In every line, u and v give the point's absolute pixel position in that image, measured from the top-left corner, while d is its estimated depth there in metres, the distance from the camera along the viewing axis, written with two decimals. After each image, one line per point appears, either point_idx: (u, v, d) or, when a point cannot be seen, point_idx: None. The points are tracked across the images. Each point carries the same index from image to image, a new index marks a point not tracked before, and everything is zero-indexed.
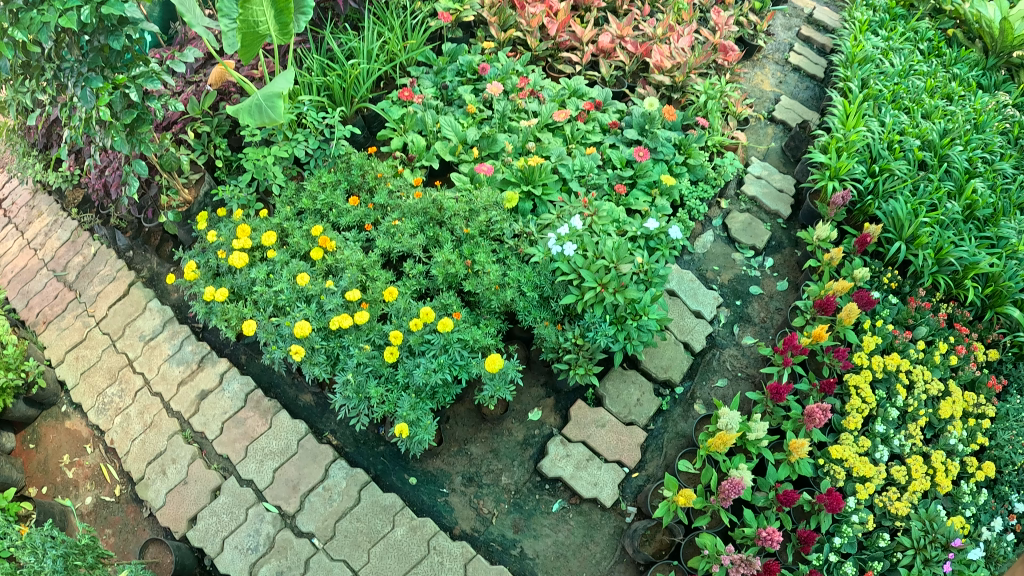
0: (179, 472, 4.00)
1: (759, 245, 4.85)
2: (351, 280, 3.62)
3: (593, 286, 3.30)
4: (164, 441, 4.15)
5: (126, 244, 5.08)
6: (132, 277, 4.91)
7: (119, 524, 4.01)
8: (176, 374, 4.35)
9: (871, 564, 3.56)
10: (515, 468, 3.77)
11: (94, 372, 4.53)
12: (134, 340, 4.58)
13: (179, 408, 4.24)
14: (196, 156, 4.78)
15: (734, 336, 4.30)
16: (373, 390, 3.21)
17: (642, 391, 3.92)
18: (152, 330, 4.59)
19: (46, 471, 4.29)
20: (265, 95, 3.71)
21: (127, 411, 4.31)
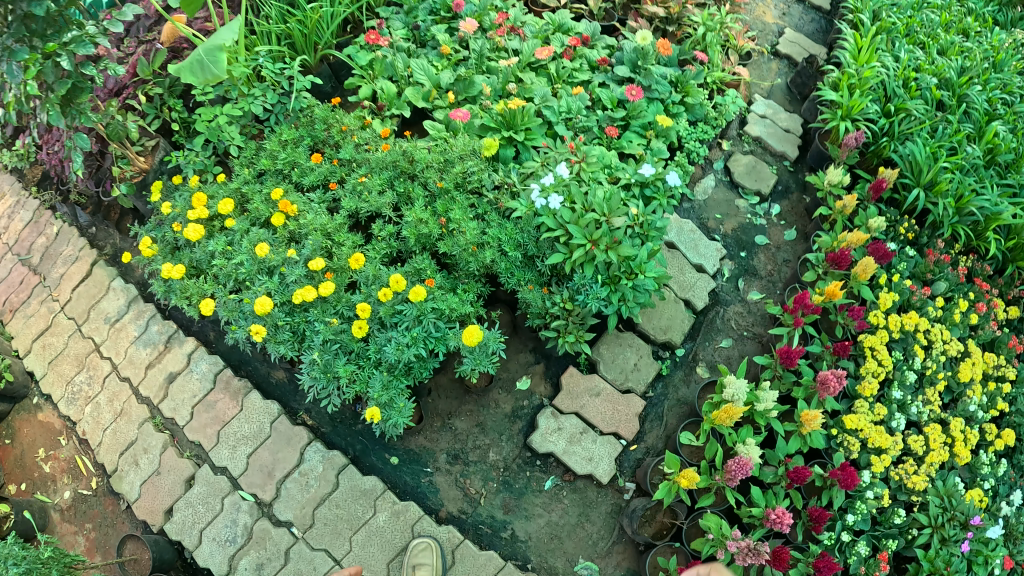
0: (152, 463, 3.71)
1: (764, 190, 4.47)
2: (313, 248, 3.20)
3: (582, 243, 2.93)
4: (135, 430, 3.84)
5: (88, 221, 4.65)
6: (95, 256, 4.48)
7: (99, 518, 3.80)
8: (144, 357, 4.00)
9: (886, 542, 3.37)
10: (504, 443, 3.42)
11: (62, 360, 4.21)
12: (99, 324, 4.21)
13: (149, 394, 3.91)
14: (149, 120, 4.37)
15: (741, 291, 3.95)
16: (340, 369, 2.87)
17: (639, 354, 3.55)
18: (118, 311, 4.21)
19: (23, 466, 4.06)
20: (206, 49, 3.32)
21: (96, 400, 4.01)
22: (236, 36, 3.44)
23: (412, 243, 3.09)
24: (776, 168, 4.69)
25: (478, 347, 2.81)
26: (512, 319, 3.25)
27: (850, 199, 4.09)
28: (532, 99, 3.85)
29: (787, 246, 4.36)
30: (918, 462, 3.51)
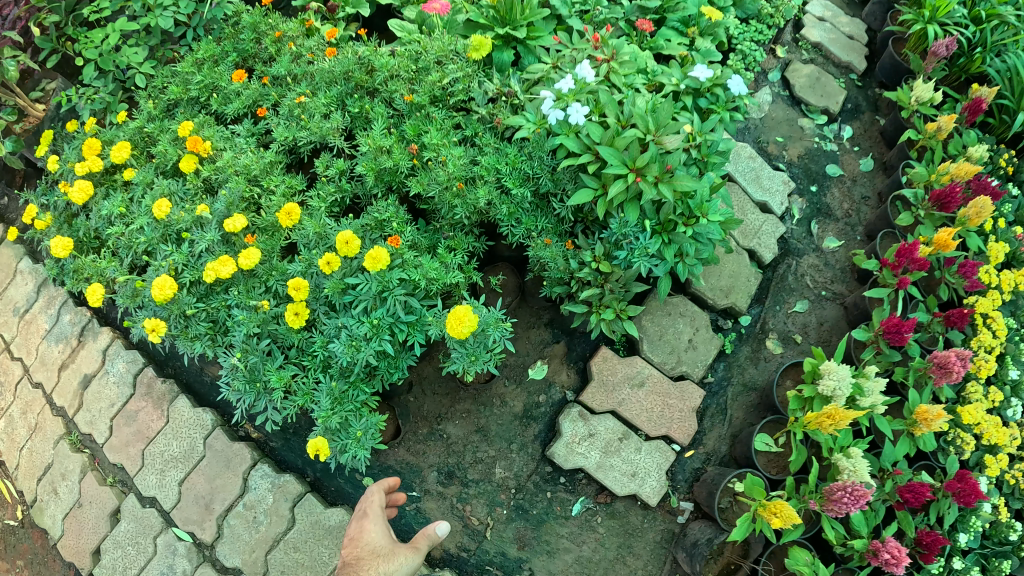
0: (72, 492, 2.88)
1: (833, 108, 3.55)
2: (228, 200, 2.24)
3: (622, 172, 1.94)
4: (51, 450, 2.99)
5: None
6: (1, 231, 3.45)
7: (30, 555, 2.92)
8: (56, 357, 3.07)
9: (997, 563, 2.52)
10: (515, 456, 2.35)
11: None
12: (7, 316, 3.23)
13: (63, 404, 3.00)
14: (42, 55, 3.38)
15: (813, 237, 3.03)
16: (272, 375, 1.94)
17: (694, 327, 2.45)
18: (26, 299, 3.21)
19: None
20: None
21: (7, 413, 3.13)
22: None
23: (370, 183, 2.12)
24: (842, 83, 3.70)
25: (473, 335, 1.86)
26: (520, 285, 2.24)
27: (947, 119, 3.11)
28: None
29: (864, 179, 3.45)
30: None
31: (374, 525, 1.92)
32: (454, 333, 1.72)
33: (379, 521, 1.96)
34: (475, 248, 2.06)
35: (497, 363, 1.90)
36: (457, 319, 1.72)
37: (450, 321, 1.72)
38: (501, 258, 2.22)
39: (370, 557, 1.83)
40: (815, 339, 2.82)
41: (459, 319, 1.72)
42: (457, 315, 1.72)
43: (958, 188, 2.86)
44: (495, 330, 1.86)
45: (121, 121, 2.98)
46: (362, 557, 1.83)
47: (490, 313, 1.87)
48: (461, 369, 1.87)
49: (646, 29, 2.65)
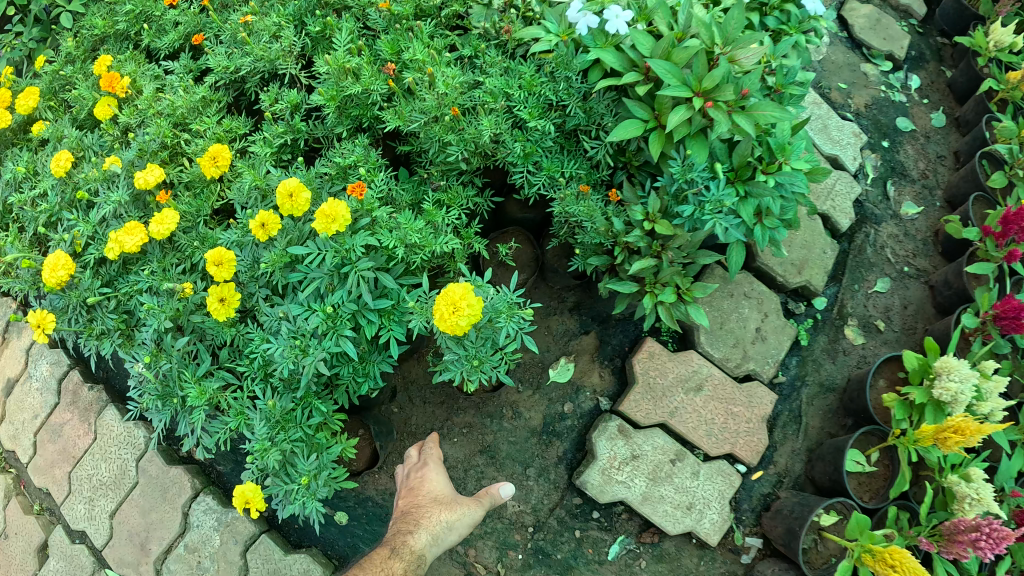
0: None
1: (899, 53, 2.96)
2: (140, 147, 1.77)
3: (687, 94, 1.36)
4: None
5: None
6: None
7: None
8: None
9: None
10: (532, 485, 1.77)
11: None
12: None
13: None
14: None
15: (890, 201, 2.45)
16: (190, 386, 1.44)
17: (762, 312, 1.86)
18: None
19: None
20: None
21: None
22: None
23: (330, 121, 1.56)
24: (904, 26, 3.11)
25: (477, 327, 1.29)
26: (539, 257, 1.67)
27: None
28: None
29: (937, 135, 2.86)
30: None
31: (435, 473, 1.56)
32: (450, 326, 1.16)
33: (441, 472, 1.60)
34: (478, 206, 1.50)
35: (510, 367, 1.33)
36: (453, 305, 1.16)
37: (440, 308, 1.16)
38: (511, 222, 1.64)
39: (430, 506, 1.48)
40: (899, 327, 2.24)
41: (455, 304, 1.16)
42: (455, 298, 1.15)
43: None
44: (510, 320, 1.29)
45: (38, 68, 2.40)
46: (420, 505, 1.48)
47: (505, 294, 1.31)
48: (456, 379, 1.31)
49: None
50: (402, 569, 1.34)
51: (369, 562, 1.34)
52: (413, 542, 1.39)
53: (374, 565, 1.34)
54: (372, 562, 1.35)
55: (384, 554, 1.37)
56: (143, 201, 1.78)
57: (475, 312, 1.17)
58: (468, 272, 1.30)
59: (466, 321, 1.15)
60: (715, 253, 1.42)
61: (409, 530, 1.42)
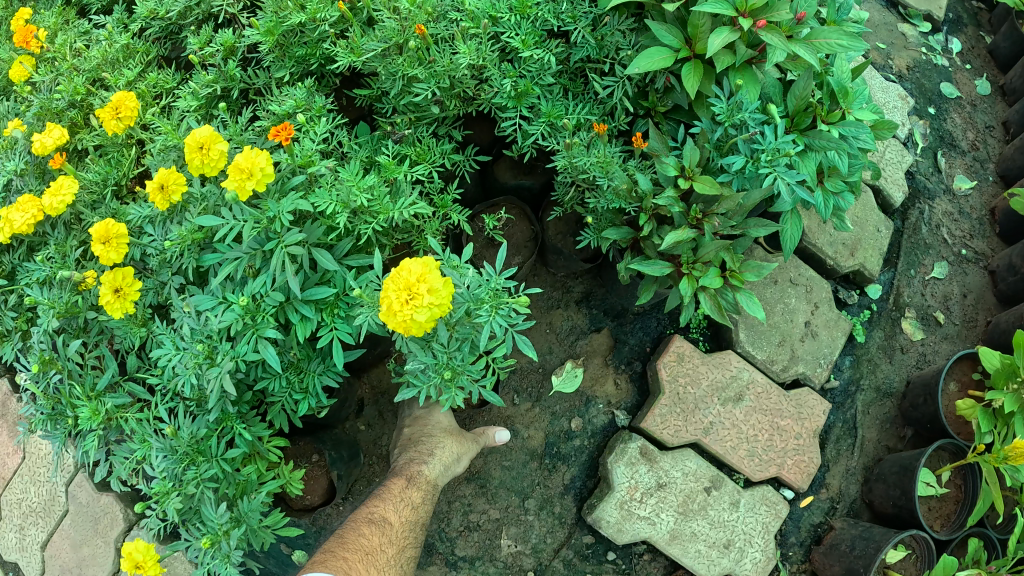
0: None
1: (939, 10, 2.61)
2: (41, 105, 1.44)
3: (727, 12, 1.02)
4: None
5: None
6: None
7: None
8: None
9: None
10: (533, 520, 1.44)
11: None
12: None
13: None
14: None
15: (941, 173, 2.11)
16: (82, 402, 1.16)
17: (812, 303, 1.52)
18: None
19: None
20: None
21: None
22: None
23: (268, 63, 1.22)
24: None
25: (448, 322, 0.95)
26: (536, 235, 1.32)
27: None
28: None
29: (983, 104, 2.52)
30: None
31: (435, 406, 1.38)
32: (402, 322, 0.83)
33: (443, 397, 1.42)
34: (457, 166, 1.17)
35: (495, 379, 0.99)
36: (407, 292, 0.83)
37: (389, 298, 0.84)
38: (501, 190, 1.32)
39: (440, 435, 1.32)
40: (959, 319, 1.92)
41: (412, 290, 0.83)
42: (405, 285, 0.82)
43: None
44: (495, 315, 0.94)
45: None
46: (430, 433, 1.31)
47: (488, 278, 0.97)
48: (424, 393, 0.98)
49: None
50: (420, 500, 1.23)
51: (387, 492, 1.20)
52: (427, 471, 1.25)
53: (393, 497, 1.20)
54: (388, 492, 1.21)
55: (399, 483, 1.23)
56: (51, 172, 1.42)
57: (440, 302, 0.84)
58: (438, 248, 0.96)
59: (420, 315, 0.83)
60: (769, 222, 1.06)
61: (421, 457, 1.27)
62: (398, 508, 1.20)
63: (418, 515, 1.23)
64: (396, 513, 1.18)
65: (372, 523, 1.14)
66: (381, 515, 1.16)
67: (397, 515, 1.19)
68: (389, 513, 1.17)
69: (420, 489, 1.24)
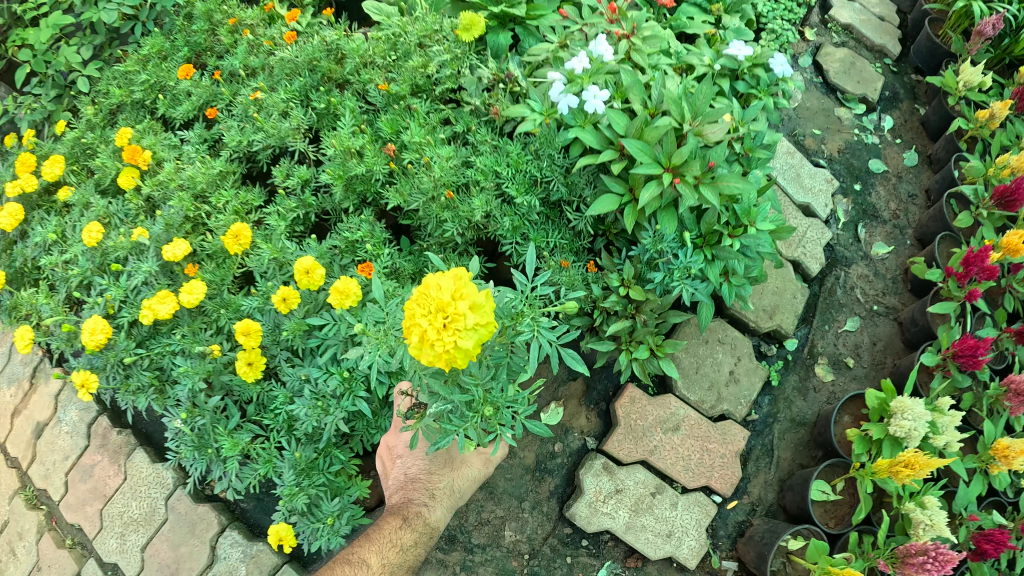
0: (28, 555, 2.47)
1: (872, 96, 3.26)
2: (167, 221, 2.00)
3: (654, 172, 1.57)
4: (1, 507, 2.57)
5: None
6: None
7: None
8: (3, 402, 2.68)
9: None
10: (527, 517, 1.95)
11: None
12: None
13: (11, 454, 2.61)
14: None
15: (860, 243, 2.65)
16: (220, 436, 1.72)
17: (736, 356, 2.11)
18: None
19: None
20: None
21: None
22: None
23: (338, 197, 1.83)
24: (878, 66, 3.64)
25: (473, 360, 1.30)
26: None
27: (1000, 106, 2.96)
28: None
29: (909, 175, 3.11)
30: None
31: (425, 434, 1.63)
32: (448, 349, 1.05)
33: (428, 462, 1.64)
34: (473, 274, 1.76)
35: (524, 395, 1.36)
36: (443, 317, 1.04)
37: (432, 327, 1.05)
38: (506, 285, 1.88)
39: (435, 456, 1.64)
40: (868, 363, 2.42)
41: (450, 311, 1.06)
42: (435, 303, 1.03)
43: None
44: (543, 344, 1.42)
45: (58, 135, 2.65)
46: (426, 472, 1.64)
47: (521, 290, 1.36)
48: (463, 429, 1.32)
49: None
50: (410, 542, 1.59)
51: (380, 534, 1.57)
52: (425, 517, 1.62)
53: (384, 538, 1.57)
54: (385, 532, 1.58)
55: (396, 524, 1.59)
56: (168, 269, 2.01)
57: (477, 325, 1.05)
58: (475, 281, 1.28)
59: (459, 334, 1.02)
60: (683, 314, 1.72)
61: (423, 500, 1.63)
62: (385, 548, 1.56)
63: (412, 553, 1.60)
64: (377, 555, 1.55)
65: (348, 564, 1.51)
66: (361, 557, 1.53)
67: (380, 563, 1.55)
68: (368, 557, 1.54)
69: (414, 530, 1.60)
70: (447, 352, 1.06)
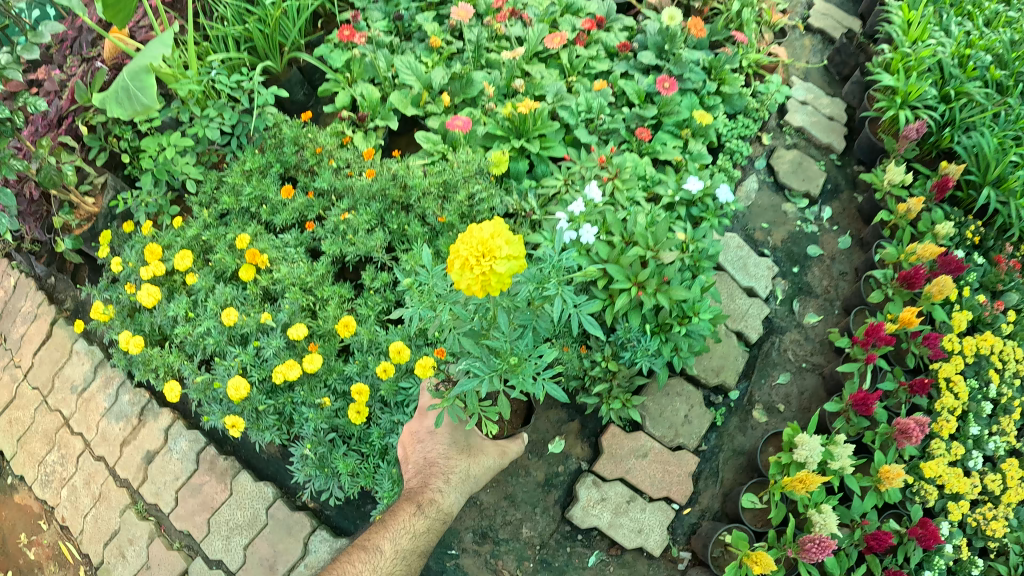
0: (139, 555, 3.27)
1: (814, 192, 3.96)
2: (291, 310, 2.68)
3: (626, 286, 2.53)
4: (117, 517, 3.38)
5: (44, 270, 4.00)
6: (54, 313, 3.89)
7: None
8: (117, 433, 3.49)
9: None
10: (538, 517, 2.86)
11: (31, 438, 3.73)
12: (67, 394, 3.68)
13: (127, 476, 3.42)
14: (94, 154, 3.62)
15: (796, 314, 3.46)
16: (336, 461, 2.52)
17: (691, 404, 3.00)
18: (84, 379, 3.67)
19: (7, 553, 3.73)
20: (131, 72, 2.65)
21: (72, 482, 3.55)
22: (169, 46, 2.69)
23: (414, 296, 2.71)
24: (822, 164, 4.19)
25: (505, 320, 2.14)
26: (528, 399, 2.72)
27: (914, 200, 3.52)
28: (543, 96, 3.47)
29: (842, 256, 3.83)
30: (992, 503, 3.07)
31: (445, 431, 2.33)
32: (487, 270, 1.68)
33: (445, 452, 2.32)
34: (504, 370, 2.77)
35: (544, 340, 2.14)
36: (486, 254, 1.66)
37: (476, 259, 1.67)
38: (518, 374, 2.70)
39: (451, 449, 2.32)
40: (796, 407, 3.21)
41: (488, 251, 1.68)
42: (476, 251, 1.65)
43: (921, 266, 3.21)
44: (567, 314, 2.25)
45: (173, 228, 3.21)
46: (443, 466, 2.30)
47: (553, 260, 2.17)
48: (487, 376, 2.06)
49: (665, 93, 3.31)
50: (424, 525, 2.19)
51: (405, 511, 2.19)
52: (440, 500, 2.24)
53: (407, 515, 2.18)
54: (408, 511, 2.19)
55: (417, 507, 2.21)
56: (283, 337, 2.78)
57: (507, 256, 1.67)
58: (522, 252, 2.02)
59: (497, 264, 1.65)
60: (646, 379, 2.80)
61: (438, 489, 2.26)
62: (407, 523, 2.17)
63: (422, 536, 2.18)
64: (400, 531, 2.15)
65: (370, 544, 2.12)
66: (381, 540, 2.12)
67: (393, 544, 2.13)
68: (389, 540, 2.13)
69: (426, 518, 2.20)
70: (487, 277, 1.69)
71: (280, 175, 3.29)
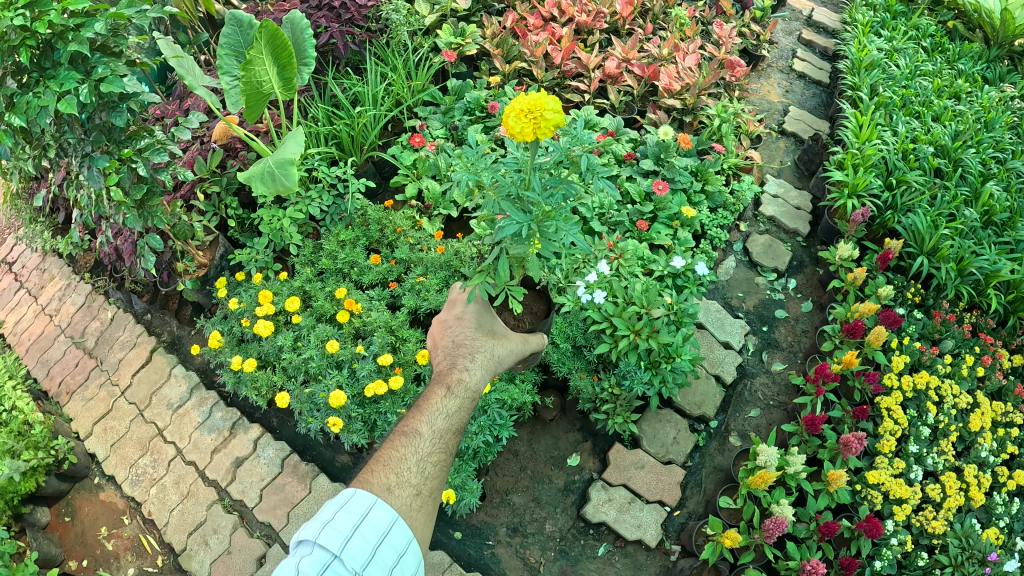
0: (222, 543, 3.65)
1: (781, 267, 4.88)
2: (379, 346, 3.56)
3: (627, 333, 3.48)
4: (203, 511, 3.77)
5: (144, 308, 4.59)
6: (154, 342, 4.43)
7: None
8: (209, 442, 3.97)
9: None
10: (558, 514, 3.67)
11: (124, 444, 4.08)
12: (163, 409, 4.14)
13: (215, 477, 3.86)
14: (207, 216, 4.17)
15: (764, 364, 4.37)
16: None
17: (678, 429, 3.92)
18: (180, 398, 4.16)
19: (84, 544, 3.85)
20: (279, 162, 3.40)
21: (162, 482, 3.91)
22: (303, 147, 3.50)
23: None
24: (791, 244, 5.12)
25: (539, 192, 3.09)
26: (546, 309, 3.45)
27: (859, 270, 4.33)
28: None
29: (804, 317, 4.68)
30: (935, 508, 3.67)
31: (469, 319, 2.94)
32: (543, 119, 2.34)
33: (471, 341, 2.88)
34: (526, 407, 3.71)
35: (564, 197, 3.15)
36: (542, 105, 2.32)
37: (536, 111, 2.33)
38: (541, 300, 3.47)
39: (477, 337, 2.90)
40: (763, 433, 4.03)
41: (538, 105, 2.35)
42: (531, 102, 2.31)
43: (860, 321, 4.02)
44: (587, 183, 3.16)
45: (281, 280, 3.95)
46: (470, 354, 2.81)
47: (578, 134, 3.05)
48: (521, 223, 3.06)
49: (659, 193, 4.35)
50: (456, 405, 2.64)
51: (439, 392, 2.64)
52: (468, 380, 2.71)
53: (442, 393, 2.65)
54: (442, 390, 2.66)
55: (449, 387, 2.67)
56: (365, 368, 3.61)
57: (557, 107, 2.35)
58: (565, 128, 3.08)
59: (553, 112, 2.32)
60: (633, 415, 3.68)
61: (467, 372, 2.73)
62: (440, 399, 2.62)
63: (455, 414, 2.62)
64: (436, 407, 2.59)
65: (408, 434, 2.50)
66: (419, 424, 2.53)
67: (430, 426, 2.54)
68: (424, 425, 2.54)
69: (456, 398, 2.65)
70: (539, 122, 2.34)
71: (364, 247, 4.17)
